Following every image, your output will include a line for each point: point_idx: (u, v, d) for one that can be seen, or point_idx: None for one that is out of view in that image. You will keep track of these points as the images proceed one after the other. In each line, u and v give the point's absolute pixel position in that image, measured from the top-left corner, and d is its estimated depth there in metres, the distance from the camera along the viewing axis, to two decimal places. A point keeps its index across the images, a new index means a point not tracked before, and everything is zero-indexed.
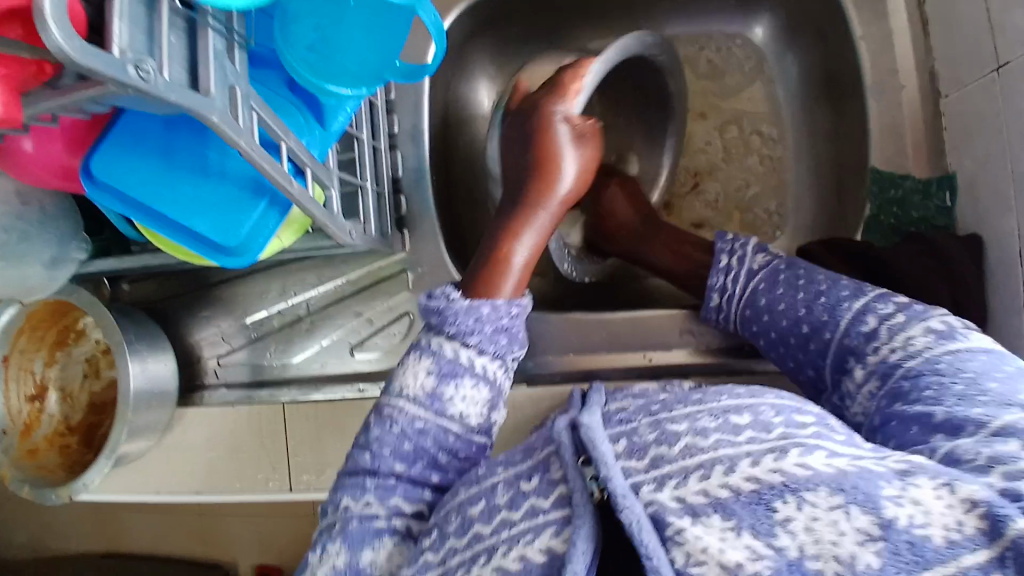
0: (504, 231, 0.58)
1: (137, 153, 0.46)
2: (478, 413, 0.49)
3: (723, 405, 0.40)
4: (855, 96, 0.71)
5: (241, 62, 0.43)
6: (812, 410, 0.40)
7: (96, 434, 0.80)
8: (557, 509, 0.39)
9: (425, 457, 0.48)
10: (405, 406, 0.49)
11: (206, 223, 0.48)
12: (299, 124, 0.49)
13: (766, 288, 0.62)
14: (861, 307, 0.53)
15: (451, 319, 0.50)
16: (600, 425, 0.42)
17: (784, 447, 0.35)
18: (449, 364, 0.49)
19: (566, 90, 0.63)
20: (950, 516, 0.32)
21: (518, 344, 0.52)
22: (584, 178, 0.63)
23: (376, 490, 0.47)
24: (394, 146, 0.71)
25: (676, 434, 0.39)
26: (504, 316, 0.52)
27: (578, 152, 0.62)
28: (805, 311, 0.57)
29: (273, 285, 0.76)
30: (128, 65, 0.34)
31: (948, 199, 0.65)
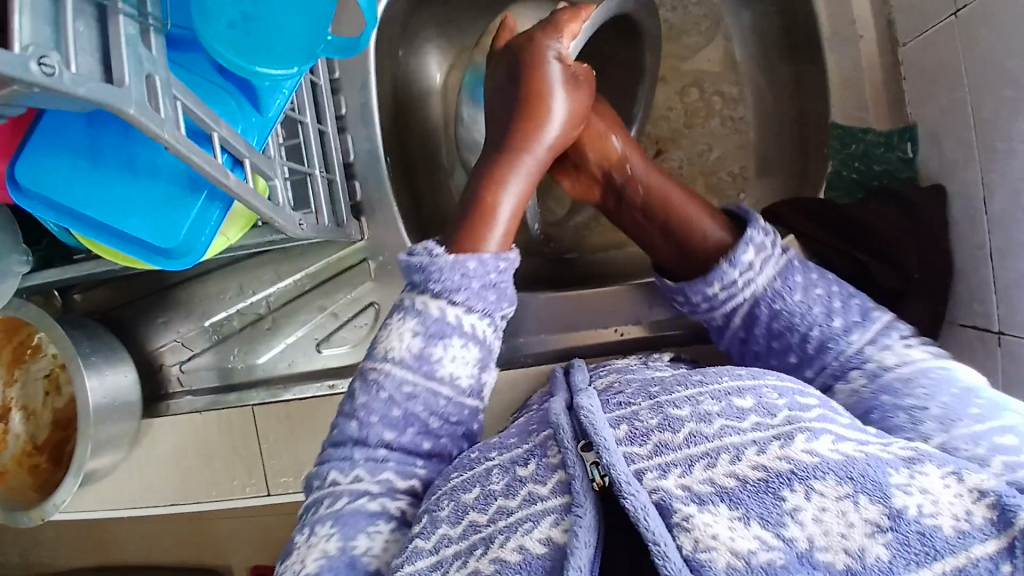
0: (489, 180, 0.58)
1: (64, 156, 0.45)
2: (468, 374, 0.52)
3: (724, 387, 0.42)
4: (813, 50, 0.70)
5: (159, 47, 0.42)
6: (814, 393, 0.43)
7: (64, 451, 0.76)
8: (557, 496, 0.39)
9: (415, 422, 0.50)
10: (392, 369, 0.51)
11: (143, 224, 0.47)
12: (231, 111, 0.48)
13: (800, 266, 0.59)
14: (886, 321, 0.56)
15: (438, 277, 0.51)
16: (599, 409, 0.43)
17: (789, 434, 0.37)
18: (437, 323, 0.51)
19: (563, 29, 0.61)
20: (959, 505, 0.34)
21: (505, 301, 0.54)
22: (573, 124, 0.61)
23: (366, 462, 0.49)
24: (343, 129, 0.69)
25: (679, 420, 0.39)
26: (492, 270, 0.53)
27: (568, 92, 0.60)
28: (836, 306, 0.57)
29: (230, 284, 0.74)
30: (30, 61, 0.31)
31: (908, 149, 0.65)
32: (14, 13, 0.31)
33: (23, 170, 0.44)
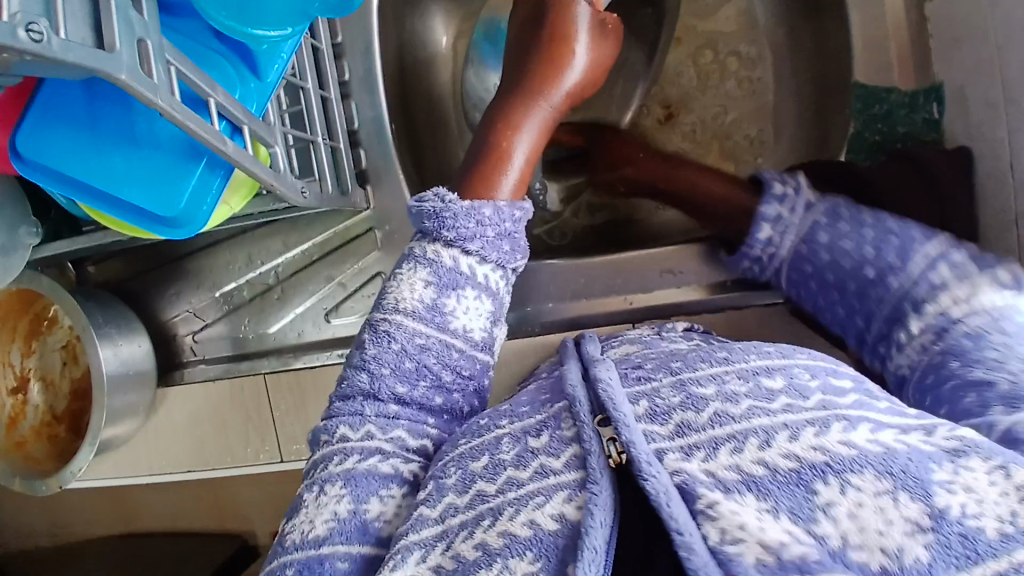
0: (501, 125, 0.55)
1: (64, 126, 0.45)
2: (481, 326, 0.50)
3: (752, 366, 0.39)
4: (834, 6, 0.67)
5: (150, 12, 0.40)
6: (848, 374, 0.40)
7: (83, 420, 0.78)
8: (572, 471, 0.37)
9: (427, 376, 0.47)
10: (404, 321, 0.47)
11: (141, 194, 0.46)
12: (230, 78, 0.47)
13: (827, 223, 0.62)
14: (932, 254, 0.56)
15: (450, 223, 0.49)
16: (618, 385, 0.41)
17: (825, 421, 0.35)
18: (449, 274, 0.48)
19: None
20: (1004, 506, 0.31)
21: (519, 253, 0.52)
22: (591, 75, 0.59)
23: (376, 418, 0.46)
24: (348, 95, 0.68)
25: (704, 400, 0.37)
26: (507, 220, 0.51)
27: (593, 41, 0.58)
28: (873, 253, 0.59)
29: (239, 253, 0.74)
30: (18, 28, 0.30)
31: (935, 110, 0.62)
32: None
33: (24, 140, 0.45)
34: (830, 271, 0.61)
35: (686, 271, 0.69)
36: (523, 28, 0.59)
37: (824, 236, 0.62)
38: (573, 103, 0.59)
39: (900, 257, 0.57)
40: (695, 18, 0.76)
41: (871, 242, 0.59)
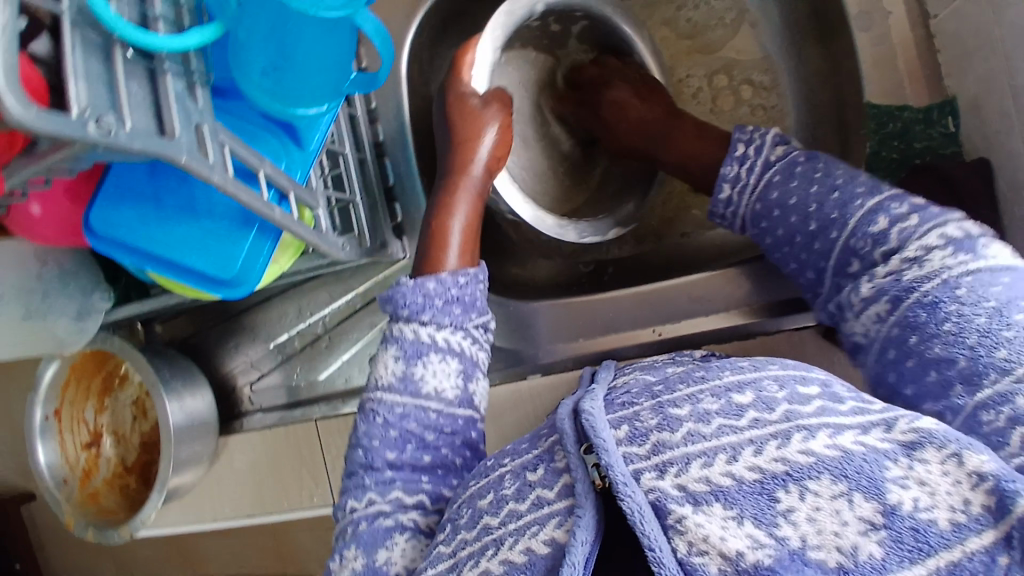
0: (435, 210, 0.64)
1: (130, 203, 0.50)
2: (454, 386, 0.54)
3: (725, 382, 0.39)
4: (842, 31, 0.69)
5: (204, 99, 0.45)
6: (818, 379, 0.40)
7: (151, 471, 0.85)
8: (563, 498, 0.39)
9: (413, 439, 0.52)
10: (383, 396, 0.53)
11: (201, 261, 0.51)
12: (274, 149, 0.51)
13: (779, 180, 0.59)
14: (875, 205, 0.52)
15: (403, 302, 0.54)
16: (601, 411, 0.41)
17: (787, 433, 0.35)
18: (413, 345, 0.53)
19: (461, 66, 0.68)
20: (955, 495, 0.33)
21: (476, 311, 0.57)
22: (502, 139, 0.68)
23: (375, 487, 0.51)
24: (382, 154, 0.72)
25: (678, 419, 0.37)
26: (452, 287, 0.56)
27: (487, 115, 0.67)
28: (816, 207, 0.56)
29: (290, 306, 0.79)
30: (88, 123, 0.35)
31: (950, 124, 0.64)
32: (70, 80, 0.35)
33: (98, 217, 0.49)
34: (779, 229, 0.59)
35: (715, 299, 0.69)
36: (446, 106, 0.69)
37: (775, 193, 0.59)
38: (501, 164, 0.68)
39: (839, 210, 0.54)
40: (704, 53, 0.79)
41: (816, 197, 0.56)
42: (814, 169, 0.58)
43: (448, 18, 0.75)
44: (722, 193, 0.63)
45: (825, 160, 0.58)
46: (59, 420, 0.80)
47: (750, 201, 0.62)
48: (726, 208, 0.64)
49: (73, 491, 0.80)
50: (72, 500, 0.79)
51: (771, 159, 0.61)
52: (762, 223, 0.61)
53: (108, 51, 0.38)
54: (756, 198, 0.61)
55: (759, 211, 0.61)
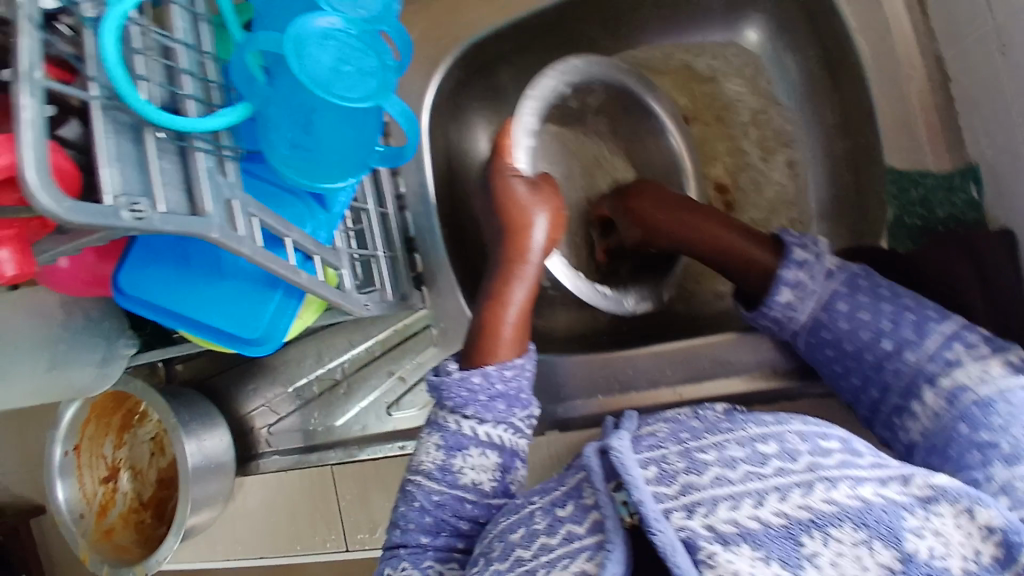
0: (487, 300, 0.62)
1: (159, 265, 0.51)
2: (491, 479, 0.54)
3: (749, 433, 0.41)
4: (859, 90, 0.69)
5: (234, 172, 0.45)
6: (837, 436, 0.41)
7: (166, 507, 0.87)
8: (591, 534, 0.39)
9: (447, 527, 0.53)
10: (422, 482, 0.54)
11: (226, 321, 0.52)
12: (300, 214, 0.52)
13: (846, 293, 0.62)
14: (951, 331, 0.58)
15: (448, 394, 0.55)
16: (630, 450, 0.41)
17: (811, 483, 0.36)
18: (454, 437, 0.54)
19: (504, 148, 0.65)
20: (969, 545, 0.35)
21: (519, 405, 0.56)
22: (555, 223, 0.65)
23: (410, 558, 0.52)
24: (403, 207, 0.75)
25: (705, 464, 0.39)
26: (497, 381, 0.55)
27: (540, 199, 0.64)
28: (891, 325, 0.60)
29: (309, 352, 0.79)
30: (121, 210, 0.36)
31: (973, 191, 0.62)
32: (103, 167, 0.36)
33: (127, 279, 0.50)
34: (846, 342, 0.62)
35: (736, 360, 0.69)
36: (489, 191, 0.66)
37: (842, 306, 0.62)
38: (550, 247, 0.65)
39: (916, 331, 0.59)
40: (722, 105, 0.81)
41: (889, 314, 0.61)
42: (880, 288, 0.62)
43: (472, 74, 0.77)
44: (782, 296, 0.63)
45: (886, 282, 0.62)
46: (79, 457, 0.81)
47: (813, 309, 0.63)
48: (784, 313, 0.64)
49: (89, 527, 0.80)
50: (88, 537, 0.79)
51: (832, 267, 0.63)
52: (826, 334, 0.63)
53: (139, 132, 0.39)
54: (820, 306, 0.63)
55: (822, 320, 0.63)
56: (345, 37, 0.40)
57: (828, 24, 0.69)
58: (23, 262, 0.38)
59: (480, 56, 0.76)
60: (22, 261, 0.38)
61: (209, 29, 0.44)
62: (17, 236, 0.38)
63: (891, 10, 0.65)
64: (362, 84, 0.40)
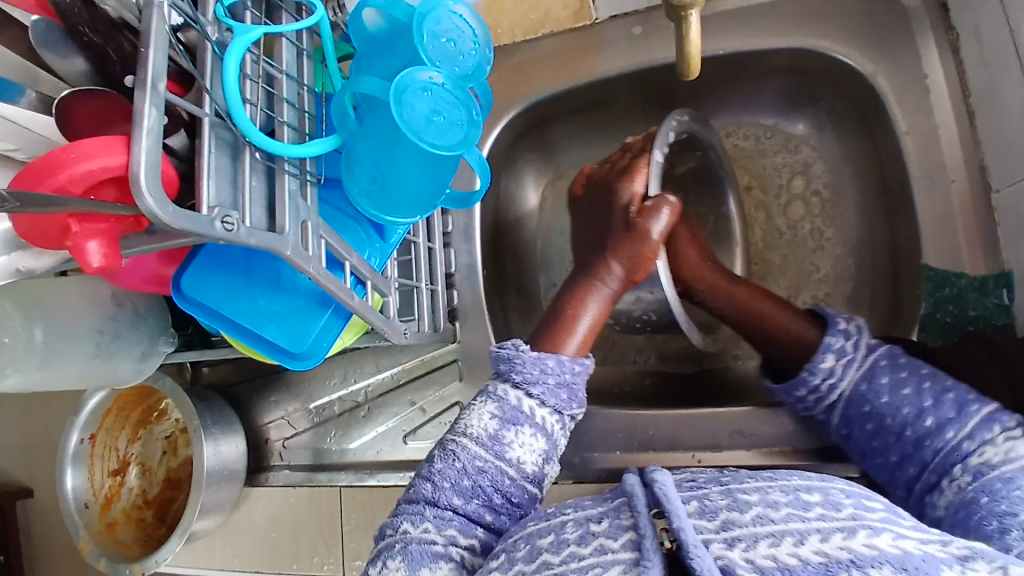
0: (569, 296, 0.67)
1: (223, 270, 0.53)
2: (534, 461, 0.57)
3: (793, 483, 0.43)
4: (903, 186, 0.71)
5: (312, 197, 0.48)
6: (879, 500, 0.43)
7: (169, 509, 0.87)
8: (626, 550, 0.41)
9: (481, 495, 0.55)
10: (468, 444, 0.55)
11: (276, 331, 0.53)
12: (360, 240, 0.54)
13: (886, 365, 0.63)
14: (989, 413, 0.57)
15: (520, 367, 0.59)
16: (672, 485, 0.46)
17: (853, 527, 0.39)
18: (512, 410, 0.57)
19: (635, 172, 0.69)
20: None
21: (576, 402, 0.60)
22: (648, 258, 0.66)
23: (434, 520, 0.53)
24: (447, 244, 0.77)
25: (748, 503, 0.41)
26: (568, 371, 0.60)
27: (645, 226, 0.65)
28: (931, 403, 0.60)
29: (335, 371, 0.79)
30: (215, 221, 0.38)
31: (1005, 296, 0.64)
32: (203, 179, 0.39)
33: (189, 281, 0.52)
34: (885, 417, 0.62)
35: (756, 433, 0.70)
36: (609, 200, 0.70)
37: (885, 381, 0.63)
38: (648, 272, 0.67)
39: (957, 409, 0.58)
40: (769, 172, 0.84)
41: (931, 390, 0.60)
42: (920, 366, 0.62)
43: (530, 125, 0.82)
44: (825, 362, 0.65)
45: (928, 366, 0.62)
46: (93, 446, 0.81)
47: (854, 379, 0.64)
48: (825, 380, 0.65)
49: (93, 518, 0.80)
50: (91, 528, 0.79)
51: (874, 343, 0.65)
52: (866, 407, 0.63)
53: (237, 150, 0.42)
54: (862, 377, 0.64)
55: (862, 392, 0.63)
56: (441, 90, 0.45)
57: (879, 121, 0.72)
58: (111, 257, 0.40)
59: (540, 111, 0.80)
60: (111, 256, 0.40)
61: (310, 63, 0.50)
62: (108, 231, 0.40)
63: (941, 117, 0.68)
64: (450, 132, 0.45)
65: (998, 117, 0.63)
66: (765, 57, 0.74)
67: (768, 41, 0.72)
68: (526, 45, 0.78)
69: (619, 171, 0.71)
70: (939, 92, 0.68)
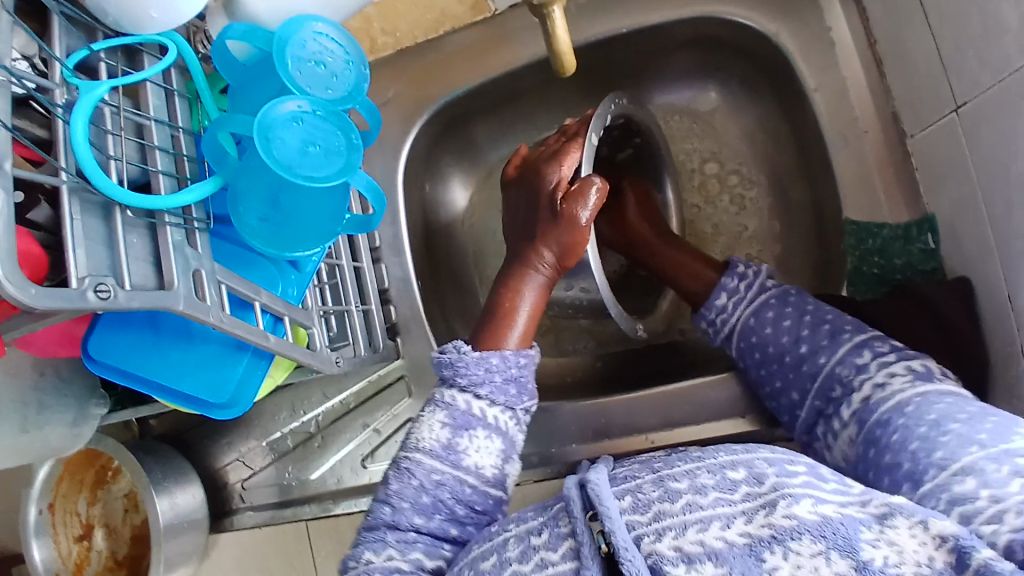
0: (503, 288, 0.64)
1: (131, 329, 0.51)
2: (492, 464, 0.56)
3: (719, 461, 0.43)
4: (819, 143, 0.71)
5: (204, 244, 0.46)
6: (803, 461, 0.43)
7: (141, 565, 0.85)
8: (567, 561, 0.40)
9: (444, 509, 0.53)
10: (422, 459, 0.54)
11: (199, 385, 0.52)
12: (271, 276, 0.53)
13: (775, 303, 0.66)
14: (860, 343, 0.59)
15: (464, 371, 0.56)
16: (607, 482, 0.44)
17: (774, 501, 0.38)
18: (463, 415, 0.55)
19: (563, 155, 0.65)
20: (923, 553, 0.36)
21: (527, 395, 0.58)
22: (576, 248, 0.63)
23: (398, 544, 0.51)
24: (378, 259, 0.76)
25: (677, 493, 0.41)
26: (513, 365, 0.58)
27: (574, 212, 0.62)
28: (807, 331, 0.63)
29: (283, 405, 0.78)
30: (86, 291, 0.37)
31: (930, 241, 0.64)
32: (69, 249, 0.37)
33: (97, 345, 0.50)
34: (769, 347, 0.65)
35: (707, 408, 0.70)
36: (535, 183, 0.67)
37: (770, 315, 0.66)
38: (576, 260, 0.65)
39: (830, 339, 0.61)
40: (692, 142, 0.84)
41: (810, 327, 0.63)
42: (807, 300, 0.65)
43: (445, 128, 0.80)
44: (719, 300, 0.70)
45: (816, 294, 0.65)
46: (52, 515, 0.80)
47: (744, 313, 0.68)
48: (718, 315, 0.70)
49: None
50: None
51: (765, 283, 0.69)
52: (753, 338, 0.66)
53: (109, 210, 0.41)
54: (750, 311, 0.68)
55: (751, 325, 0.67)
56: (312, 118, 0.44)
57: (788, 79, 0.72)
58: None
59: (454, 113, 0.79)
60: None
61: (184, 104, 0.48)
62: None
63: (847, 71, 0.68)
64: (329, 162, 0.44)
65: (900, 63, 0.63)
66: (671, 30, 0.73)
67: (671, 14, 0.71)
68: (431, 49, 0.76)
69: (547, 155, 0.68)
70: (843, 45, 0.68)
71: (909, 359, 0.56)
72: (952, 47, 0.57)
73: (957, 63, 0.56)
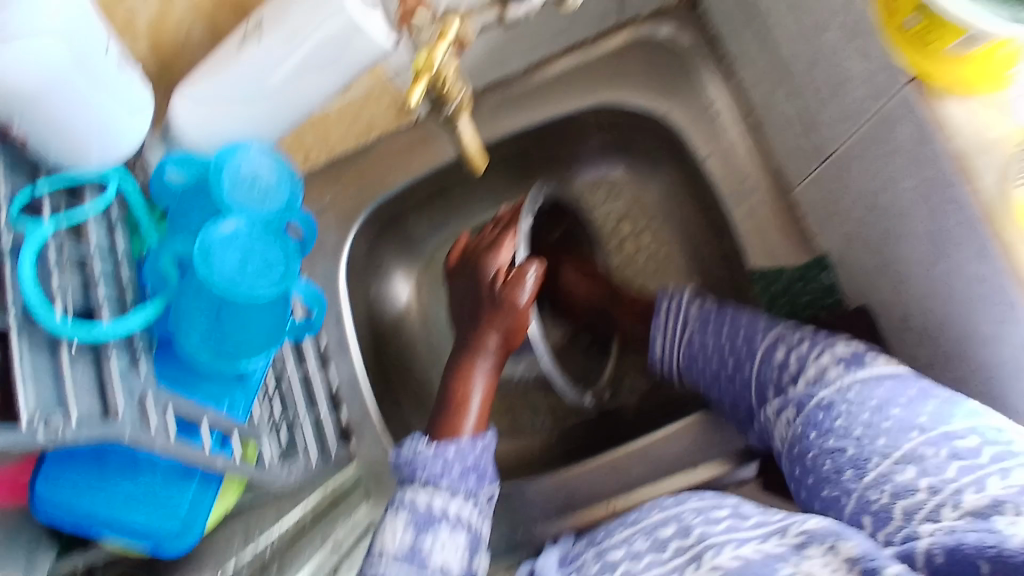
0: (455, 375, 0.67)
1: (75, 470, 0.51)
2: (459, 558, 0.56)
3: (652, 521, 0.50)
4: (717, 203, 0.78)
5: (147, 369, 0.48)
6: (727, 504, 0.49)
7: None
8: None
9: None
10: (388, 565, 0.54)
11: (146, 516, 0.53)
12: (215, 393, 0.54)
13: (699, 329, 0.69)
14: (773, 338, 0.63)
15: (420, 469, 0.57)
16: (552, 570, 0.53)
17: (700, 553, 0.43)
18: (425, 515, 0.56)
19: (498, 244, 0.71)
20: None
21: (487, 480, 0.59)
22: (523, 325, 0.69)
23: None
24: (326, 360, 0.77)
25: (613, 563, 0.48)
26: (470, 455, 0.59)
27: (514, 294, 0.68)
28: (729, 344, 0.66)
29: (237, 531, 0.70)
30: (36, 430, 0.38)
31: (827, 277, 0.71)
32: (19, 389, 0.39)
33: (43, 490, 0.51)
34: (708, 368, 0.68)
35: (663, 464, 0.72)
36: (474, 275, 0.72)
37: (697, 337, 0.69)
38: (521, 337, 0.70)
39: (749, 343, 0.64)
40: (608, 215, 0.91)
41: (729, 340, 0.66)
42: (726, 321, 0.67)
43: (379, 229, 0.85)
44: (656, 348, 0.73)
45: (733, 310, 0.67)
46: None
47: (676, 351, 0.71)
48: (659, 358, 0.73)
49: None
50: None
51: (687, 311, 0.70)
52: (693, 364, 0.69)
53: (54, 346, 0.43)
54: (682, 348, 0.71)
55: (686, 359, 0.70)
56: (247, 239, 0.47)
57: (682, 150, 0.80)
58: None
59: (385, 213, 0.84)
60: None
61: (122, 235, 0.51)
62: None
63: (731, 136, 0.76)
64: (265, 276, 0.47)
65: (774, 125, 0.72)
66: (575, 118, 0.81)
67: (576, 102, 0.79)
68: (358, 154, 0.81)
69: (485, 244, 0.73)
70: (723, 115, 0.77)
71: (838, 342, 0.59)
72: (812, 106, 0.65)
73: (819, 121, 0.65)
